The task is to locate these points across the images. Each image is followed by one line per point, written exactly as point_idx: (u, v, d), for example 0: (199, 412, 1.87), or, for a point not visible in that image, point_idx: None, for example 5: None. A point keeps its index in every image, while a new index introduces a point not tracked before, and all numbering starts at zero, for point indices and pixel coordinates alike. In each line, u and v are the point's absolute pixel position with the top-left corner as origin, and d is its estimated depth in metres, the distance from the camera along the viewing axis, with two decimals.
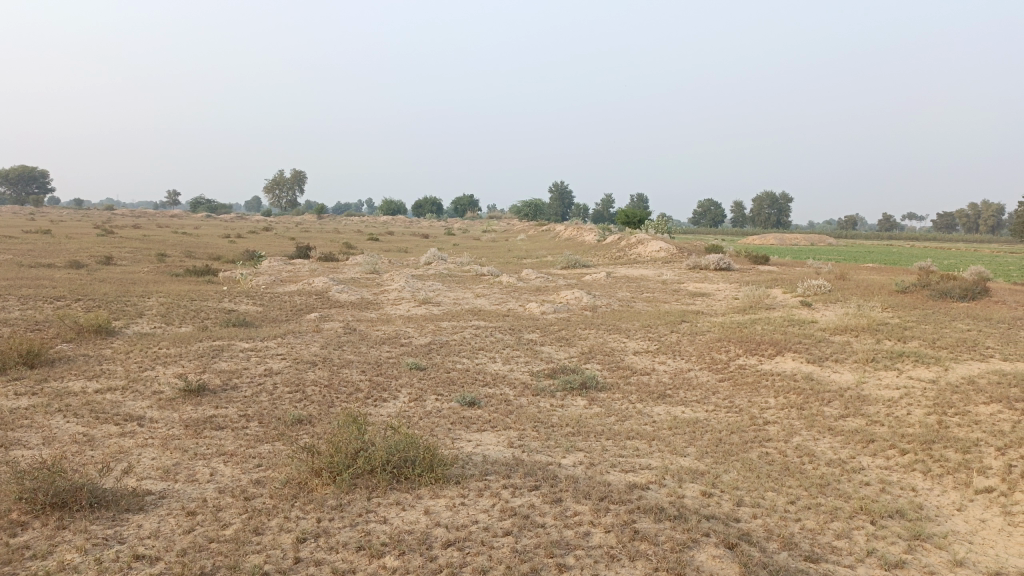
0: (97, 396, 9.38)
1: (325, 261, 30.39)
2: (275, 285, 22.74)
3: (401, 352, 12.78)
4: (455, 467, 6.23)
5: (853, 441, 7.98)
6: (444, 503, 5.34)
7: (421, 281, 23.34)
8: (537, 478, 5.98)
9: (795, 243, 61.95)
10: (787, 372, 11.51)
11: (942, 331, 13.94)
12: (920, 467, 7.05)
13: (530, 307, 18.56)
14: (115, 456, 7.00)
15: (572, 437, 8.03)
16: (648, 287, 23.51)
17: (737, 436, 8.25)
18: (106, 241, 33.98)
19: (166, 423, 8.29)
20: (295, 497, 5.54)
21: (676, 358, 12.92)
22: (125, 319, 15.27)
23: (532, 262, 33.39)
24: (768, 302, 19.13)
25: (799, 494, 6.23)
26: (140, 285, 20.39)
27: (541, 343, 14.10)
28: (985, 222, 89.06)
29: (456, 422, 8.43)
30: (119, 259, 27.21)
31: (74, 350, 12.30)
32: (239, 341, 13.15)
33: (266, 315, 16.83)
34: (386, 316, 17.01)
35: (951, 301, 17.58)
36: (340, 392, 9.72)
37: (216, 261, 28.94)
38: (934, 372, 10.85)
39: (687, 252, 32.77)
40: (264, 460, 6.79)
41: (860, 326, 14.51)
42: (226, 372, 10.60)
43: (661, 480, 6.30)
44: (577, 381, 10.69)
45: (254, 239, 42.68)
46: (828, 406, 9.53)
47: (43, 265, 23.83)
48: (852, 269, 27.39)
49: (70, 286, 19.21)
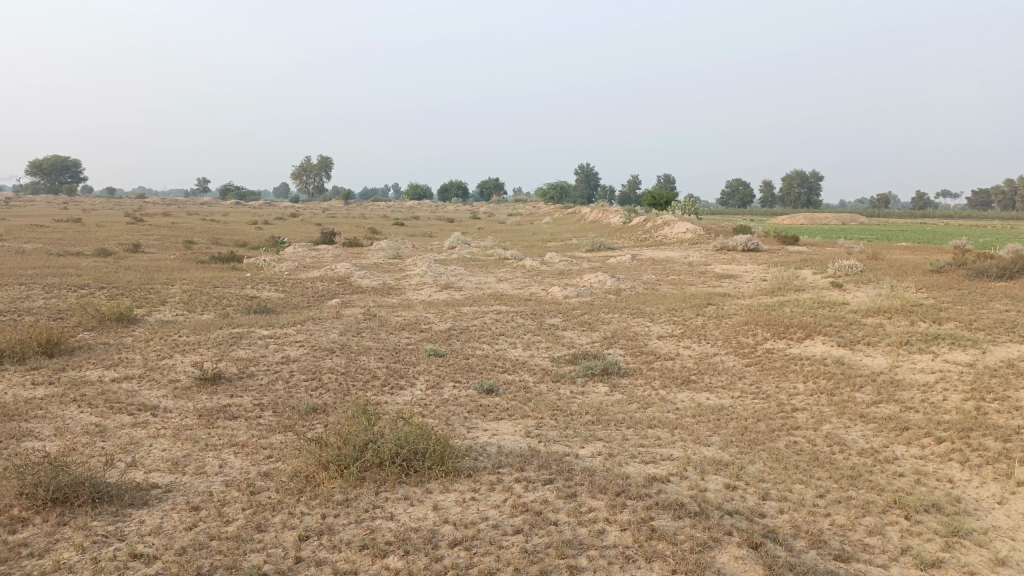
0: (114, 385, 9.32)
1: (349, 247, 30.31)
2: (298, 271, 22.72)
3: (420, 338, 12.59)
4: (467, 459, 6.02)
5: (886, 429, 7.64)
6: (453, 499, 5.13)
7: (444, 265, 23.15)
8: (552, 470, 5.74)
9: (825, 223, 60.90)
10: (816, 356, 11.14)
11: (979, 312, 13.44)
12: (958, 457, 6.69)
13: (553, 290, 18.28)
14: (125, 448, 6.89)
15: (592, 425, 7.78)
16: (675, 270, 23.10)
17: (764, 424, 7.94)
18: (135, 228, 34.38)
19: (180, 413, 8.18)
20: (301, 491, 5.37)
21: (701, 343, 12.59)
22: (147, 307, 15.28)
23: (556, 245, 33.07)
24: (798, 284, 18.64)
25: (828, 487, 5.92)
26: (164, 272, 20.45)
27: (563, 328, 13.84)
28: (1023, 199, 86.88)
29: (472, 410, 8.23)
30: (146, 247, 27.40)
31: (95, 338, 12.29)
32: (258, 329, 13.05)
33: (288, 302, 16.76)
34: (408, 302, 16.84)
35: (989, 280, 16.98)
36: (356, 379, 9.57)
37: (241, 248, 29.04)
38: (972, 355, 10.42)
39: (714, 233, 32.20)
40: (274, 452, 6.64)
41: (893, 307, 14.05)
42: (242, 360, 10.50)
43: (682, 472, 6.03)
44: (599, 367, 10.44)
45: (280, 225, 42.87)
46: (859, 392, 9.17)
47: (71, 254, 24.07)
48: (884, 249, 26.65)
49: (96, 274, 19.32)
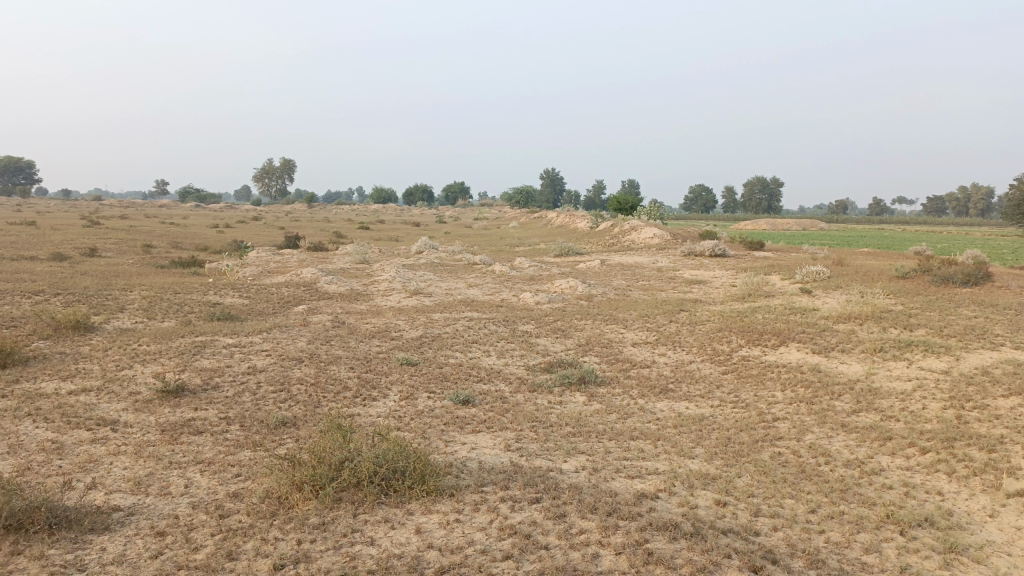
0: (70, 398, 8.87)
1: (314, 251, 29.80)
2: (262, 276, 22.21)
3: (391, 346, 12.27)
4: (449, 477, 5.77)
5: (869, 439, 7.57)
6: (436, 521, 4.89)
7: (413, 270, 22.81)
8: (538, 488, 5.51)
9: (787, 228, 61.84)
10: (792, 363, 11.08)
11: (948, 318, 13.55)
12: (944, 468, 6.63)
13: (524, 296, 18.09)
14: (83, 467, 6.51)
15: (573, 437, 7.59)
16: (645, 275, 23.06)
17: (746, 434, 7.81)
18: (91, 232, 33.37)
19: (142, 428, 7.80)
20: (274, 514, 5.07)
21: (676, 350, 12.49)
22: (105, 314, 14.71)
23: (524, 250, 32.89)
24: (767, 290, 18.69)
25: (819, 501, 5.79)
26: (122, 278, 19.81)
27: (536, 335, 13.63)
28: (975, 205, 89.34)
29: (449, 422, 7.98)
30: (103, 251, 26.60)
31: (50, 348, 11.77)
32: (222, 337, 12.62)
33: (252, 308, 16.32)
34: (376, 308, 16.50)
35: (954, 287, 17.16)
36: (327, 390, 9.25)
37: (202, 253, 28.40)
38: (946, 363, 10.44)
39: (681, 238, 32.32)
40: (243, 469, 6.32)
41: (864, 314, 14.12)
42: (207, 371, 10.10)
43: (670, 488, 5.85)
44: (575, 376, 10.25)
45: (243, 229, 42.05)
46: (838, 400, 9.11)
47: (24, 258, 23.21)
48: (848, 255, 26.96)
49: (51, 279, 18.61)
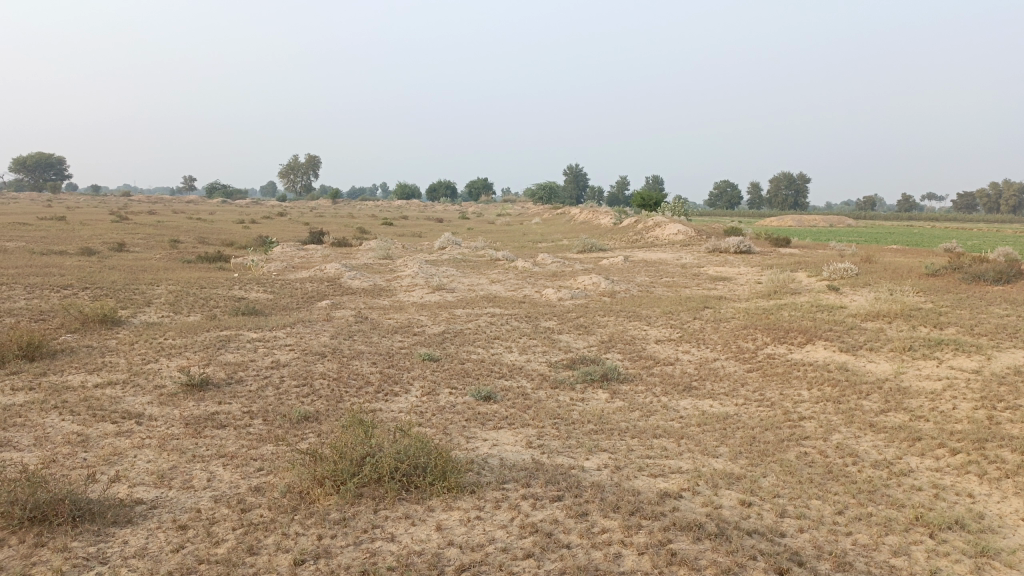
0: (96, 391, 8.96)
1: (338, 247, 29.95)
2: (286, 271, 22.36)
3: (413, 342, 12.27)
4: (470, 474, 5.73)
5: (897, 439, 7.42)
6: (457, 518, 4.85)
7: (435, 266, 22.84)
8: (560, 486, 5.46)
9: (813, 224, 61.22)
10: (819, 361, 10.92)
11: (979, 317, 13.27)
12: (975, 470, 6.48)
13: (547, 292, 18.02)
14: (108, 460, 6.57)
15: (595, 435, 7.52)
16: (668, 272, 22.89)
17: (772, 433, 7.70)
18: (119, 227, 33.82)
19: (166, 421, 7.85)
20: (295, 509, 5.07)
21: (700, 347, 12.36)
22: (132, 308, 14.87)
23: (547, 246, 32.79)
24: (793, 287, 18.46)
25: (846, 502, 5.68)
26: (149, 272, 20.03)
27: (559, 332, 13.57)
28: (1007, 201, 87.74)
29: (471, 418, 7.94)
30: (131, 246, 26.93)
31: (78, 341, 11.92)
32: (246, 331, 12.70)
33: (276, 303, 16.41)
34: (399, 304, 16.53)
35: (985, 284, 16.81)
36: (349, 385, 9.26)
37: (228, 248, 28.67)
38: (977, 362, 10.22)
39: (705, 235, 32.03)
40: (265, 464, 6.34)
41: (893, 311, 13.88)
42: (231, 365, 10.16)
43: (694, 487, 5.78)
44: (598, 373, 10.18)
45: (268, 224, 42.42)
46: (866, 399, 8.96)
47: (55, 253, 23.57)
48: (876, 251, 26.56)
49: (79, 273, 18.87)
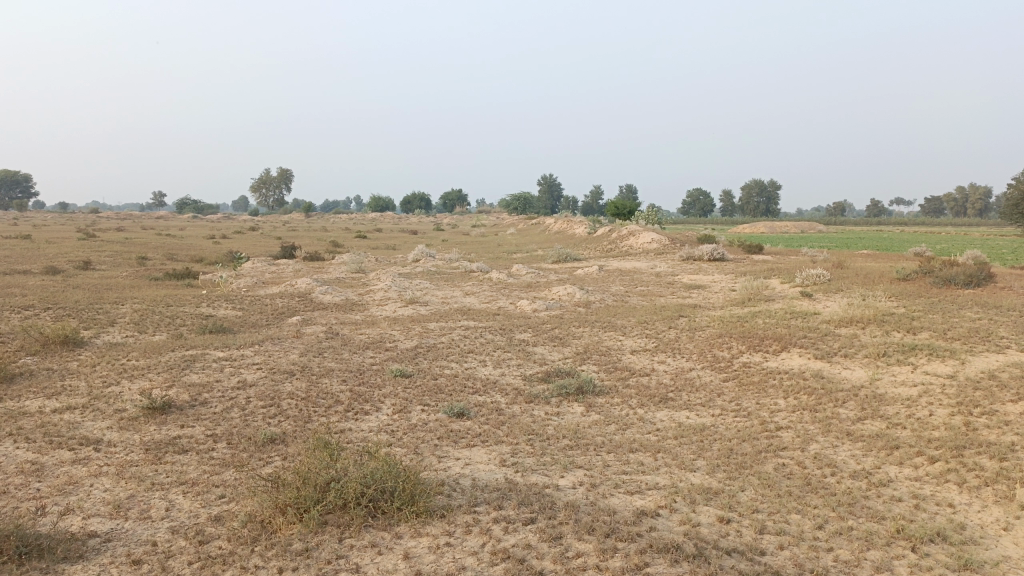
0: (53, 416, 8.63)
1: (310, 261, 29.59)
2: (256, 287, 21.99)
3: (385, 357, 12.04)
4: (440, 496, 5.53)
5: (875, 448, 7.34)
6: (425, 545, 4.66)
7: (408, 279, 22.58)
8: (533, 507, 5.27)
9: (784, 231, 61.79)
10: (795, 369, 10.85)
11: (952, 321, 13.32)
12: (954, 479, 6.40)
13: (521, 304, 17.88)
14: (62, 490, 6.28)
15: (570, 451, 7.35)
16: (643, 281, 22.84)
17: (749, 445, 7.58)
18: (86, 245, 33.14)
19: (125, 447, 7.55)
20: (255, 540, 4.84)
21: (676, 357, 12.26)
22: (96, 328, 14.48)
23: (521, 257, 32.66)
24: (767, 294, 18.46)
25: (826, 516, 5.56)
26: (114, 291, 19.57)
27: (533, 344, 13.39)
28: (973, 205, 89.34)
29: (443, 437, 7.73)
30: (97, 264, 26.37)
31: (37, 364, 11.54)
32: (213, 350, 12.38)
33: (246, 320, 16.08)
34: (371, 318, 16.28)
35: (956, 288, 16.92)
36: (318, 405, 9.01)
37: (198, 264, 28.21)
38: (952, 367, 10.21)
39: (679, 243, 32.10)
40: (228, 490, 6.09)
41: (866, 317, 13.89)
42: (196, 386, 9.86)
43: (671, 504, 5.62)
44: (573, 386, 10.02)
45: (240, 240, 41.87)
46: (843, 407, 8.88)
47: (18, 272, 22.99)
48: (848, 257, 26.73)
49: (42, 293, 18.38)
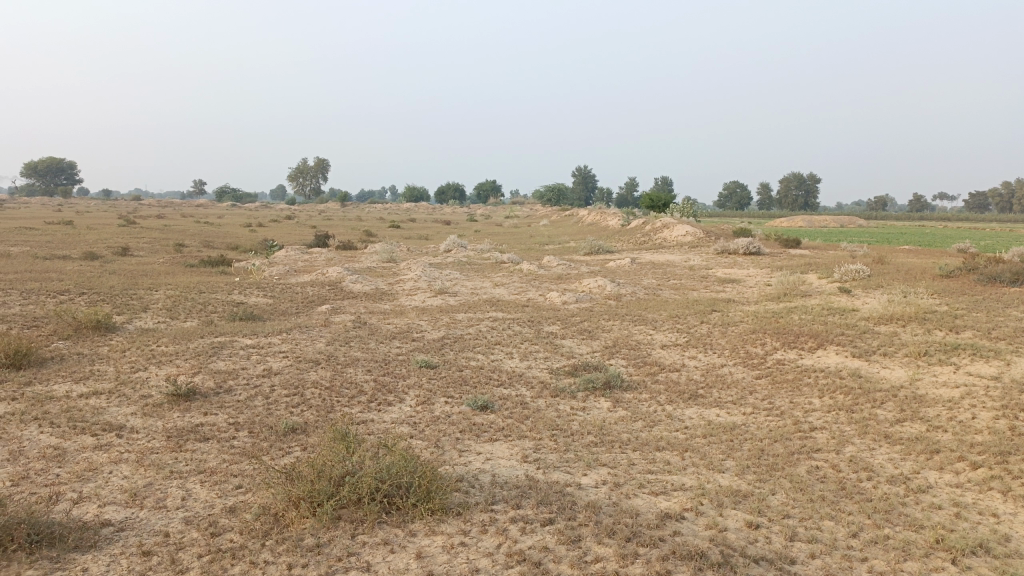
0: (80, 402, 8.66)
1: (343, 250, 29.67)
2: (288, 275, 22.08)
3: (411, 348, 11.93)
4: (458, 493, 5.38)
5: (914, 452, 7.03)
6: (439, 544, 4.51)
7: (439, 269, 22.48)
8: (553, 507, 5.10)
9: (822, 225, 60.69)
10: (830, 368, 10.51)
11: (997, 320, 12.82)
12: (998, 486, 6.09)
13: (551, 295, 17.68)
14: (81, 476, 6.25)
15: (594, 448, 7.16)
16: (676, 274, 22.48)
17: (781, 445, 7.31)
18: (125, 231, 33.67)
19: (147, 434, 7.53)
20: (267, 534, 4.74)
21: (708, 353, 11.97)
22: (128, 314, 14.60)
23: (553, 248, 32.41)
24: (804, 289, 18.03)
25: (861, 524, 5.30)
26: (149, 277, 19.76)
27: (561, 337, 13.20)
28: (1020, 201, 86.86)
29: (465, 430, 7.59)
30: (134, 250, 26.71)
31: (69, 348, 11.63)
32: (241, 338, 12.38)
33: (275, 308, 16.10)
34: (400, 308, 16.20)
35: (1001, 286, 16.31)
36: (341, 395, 8.93)
37: (231, 252, 28.45)
38: (996, 368, 9.79)
39: (714, 236, 31.59)
40: (245, 481, 6.01)
41: (907, 314, 13.45)
42: (221, 373, 9.84)
43: (697, 507, 5.40)
44: (600, 380, 9.81)
45: (275, 228, 42.19)
46: (881, 408, 8.56)
47: (58, 257, 23.36)
48: (889, 252, 26.02)
49: (78, 278, 18.65)
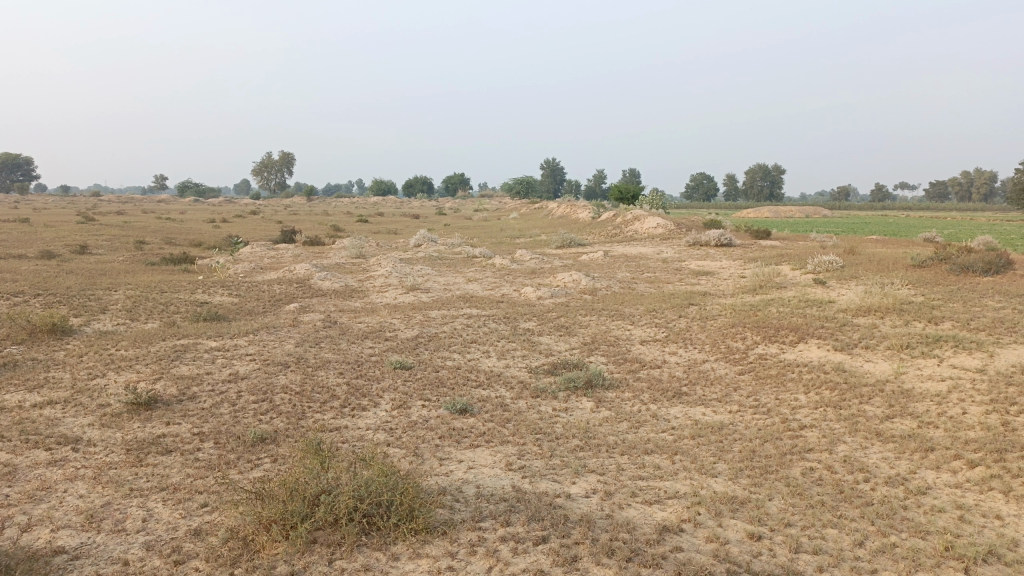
0: (33, 413, 8.14)
1: (311, 245, 29.04)
2: (254, 273, 21.47)
3: (384, 348, 11.52)
4: (443, 510, 5.05)
5: (908, 450, 6.84)
6: (425, 570, 4.20)
7: (409, 264, 22.03)
8: (544, 523, 4.79)
9: (788, 215, 61.17)
10: (814, 362, 10.32)
11: (974, 310, 12.77)
12: (999, 487, 5.90)
13: (525, 290, 17.35)
14: (33, 496, 5.80)
15: (580, 452, 6.87)
16: (650, 267, 22.27)
17: (772, 446, 7.09)
18: (84, 228, 32.65)
19: (105, 447, 7.06)
20: (236, 561, 4.36)
21: (688, 348, 11.74)
22: (86, 316, 13.96)
23: (524, 242, 32.08)
24: (779, 281, 17.93)
25: (865, 531, 5.07)
26: (108, 276, 19.03)
27: (538, 333, 12.89)
28: (979, 190, 88.31)
29: (444, 436, 7.23)
30: (93, 248, 25.81)
31: (23, 354, 11.04)
32: (205, 340, 11.86)
33: (242, 308, 15.54)
34: (371, 306, 15.75)
35: (974, 275, 16.29)
36: (312, 400, 8.52)
37: (195, 248, 27.66)
38: (980, 360, 9.67)
39: (685, 228, 31.52)
40: (213, 499, 5.60)
41: (885, 306, 13.35)
42: (185, 379, 9.35)
43: (695, 517, 5.13)
44: (582, 380, 9.51)
45: (241, 223, 41.24)
46: (869, 404, 8.37)
47: (12, 257, 22.46)
48: (858, 242, 26.14)
49: (33, 279, 17.89)
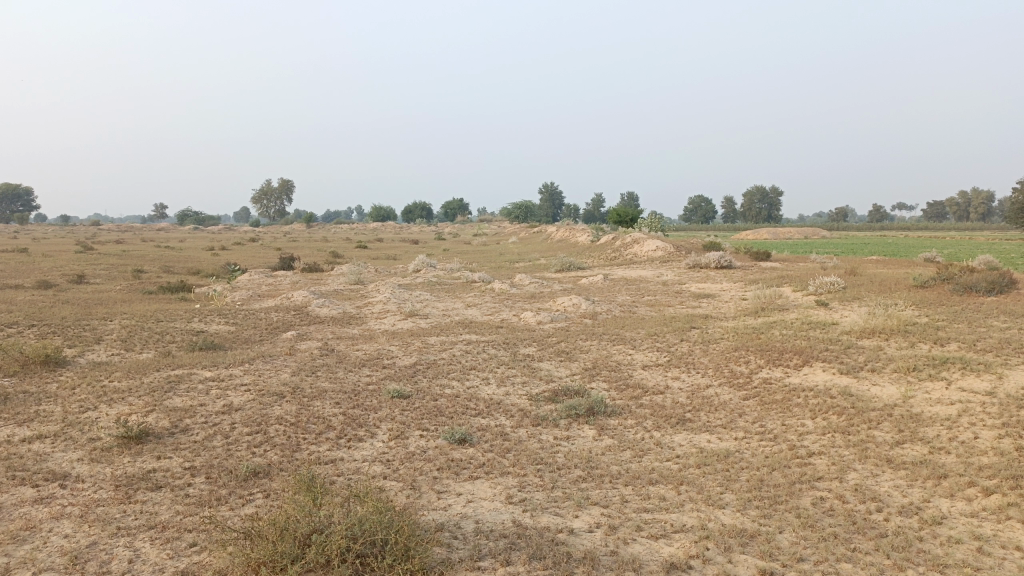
0: (21, 448, 7.93)
1: (309, 272, 28.91)
2: (251, 300, 21.30)
3: (382, 376, 11.33)
4: (440, 548, 4.85)
5: (921, 477, 6.63)
6: None
7: (408, 290, 21.87)
8: (546, 563, 4.59)
9: (787, 237, 61.08)
10: (820, 386, 10.13)
11: (979, 331, 12.59)
12: (1016, 515, 5.69)
13: (525, 315, 17.19)
14: (17, 537, 5.59)
15: (583, 483, 6.66)
16: (650, 290, 22.13)
17: (780, 474, 6.88)
18: (82, 258, 32.53)
19: (93, 483, 6.85)
20: None
21: (691, 373, 11.55)
22: (80, 347, 13.77)
23: (523, 266, 31.95)
24: (780, 303, 17.76)
25: (881, 565, 4.87)
26: (104, 306, 18.86)
27: (538, 359, 12.70)
28: (977, 209, 88.42)
29: (443, 468, 7.03)
30: (90, 278, 25.67)
31: (14, 386, 10.84)
32: (200, 370, 11.67)
33: (238, 336, 15.36)
34: (369, 332, 15.58)
35: (977, 295, 16.13)
36: (307, 431, 8.31)
37: (193, 276, 27.55)
38: (989, 382, 9.48)
39: (684, 250, 31.40)
40: (203, 538, 5.39)
41: (890, 327, 13.17)
42: (178, 411, 9.16)
43: (703, 554, 4.93)
44: (583, 407, 9.31)
45: (240, 250, 41.16)
46: (878, 429, 8.17)
47: (8, 287, 22.30)
48: (858, 263, 26.02)
49: (28, 309, 17.73)
